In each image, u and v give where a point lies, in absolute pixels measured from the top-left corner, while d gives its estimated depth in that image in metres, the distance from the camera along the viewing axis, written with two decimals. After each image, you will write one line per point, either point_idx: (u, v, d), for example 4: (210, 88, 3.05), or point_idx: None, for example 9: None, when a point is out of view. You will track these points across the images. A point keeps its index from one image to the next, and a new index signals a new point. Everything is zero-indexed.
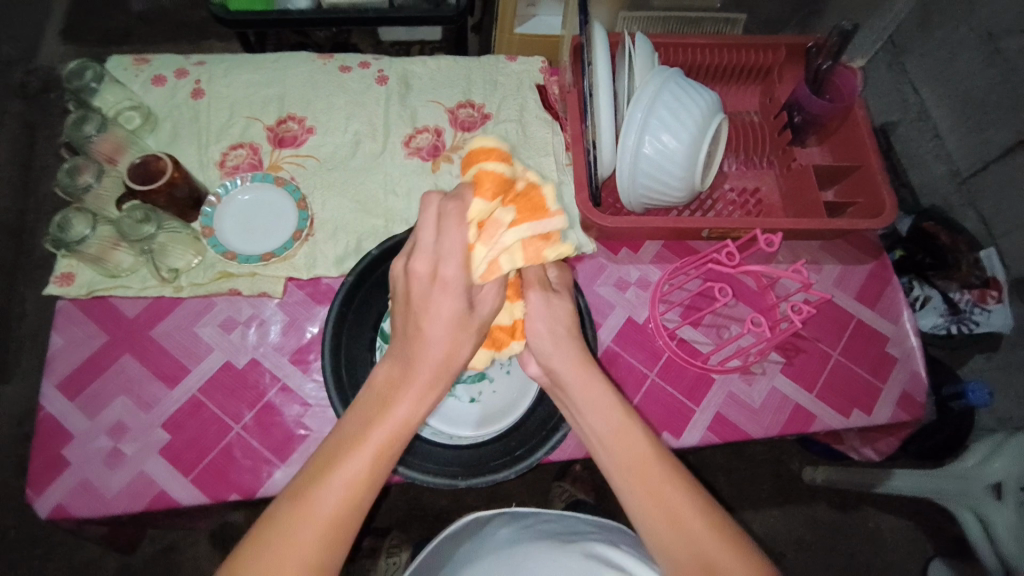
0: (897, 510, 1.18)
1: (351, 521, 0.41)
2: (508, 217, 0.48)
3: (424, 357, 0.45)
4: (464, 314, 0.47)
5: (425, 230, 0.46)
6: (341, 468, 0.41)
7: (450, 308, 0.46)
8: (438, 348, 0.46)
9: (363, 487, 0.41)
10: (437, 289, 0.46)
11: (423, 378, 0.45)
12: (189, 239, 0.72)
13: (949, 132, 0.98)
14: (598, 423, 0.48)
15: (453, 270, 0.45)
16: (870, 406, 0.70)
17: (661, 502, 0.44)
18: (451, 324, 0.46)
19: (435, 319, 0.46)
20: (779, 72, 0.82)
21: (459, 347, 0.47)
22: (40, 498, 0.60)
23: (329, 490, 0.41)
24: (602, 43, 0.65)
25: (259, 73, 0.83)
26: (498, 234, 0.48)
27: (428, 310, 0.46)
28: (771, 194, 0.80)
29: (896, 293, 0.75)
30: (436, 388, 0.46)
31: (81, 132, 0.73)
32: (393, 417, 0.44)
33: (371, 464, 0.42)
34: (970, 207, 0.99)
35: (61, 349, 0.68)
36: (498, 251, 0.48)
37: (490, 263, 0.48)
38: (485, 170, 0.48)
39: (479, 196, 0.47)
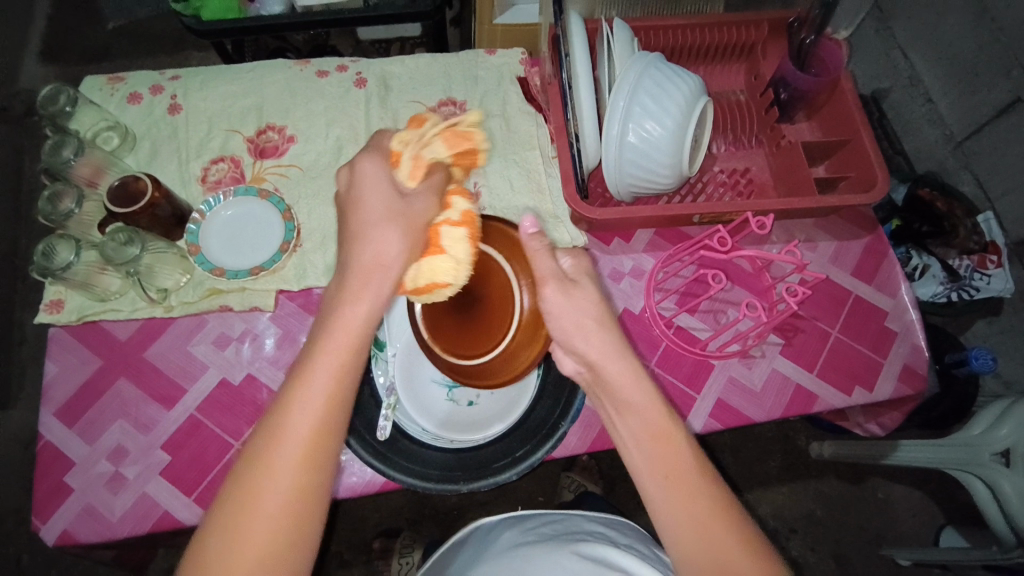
0: (907, 480, 1.18)
1: (327, 436, 0.40)
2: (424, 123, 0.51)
3: (360, 260, 0.44)
4: (393, 203, 0.45)
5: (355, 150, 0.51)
6: (306, 389, 0.40)
7: (376, 200, 0.45)
8: (373, 252, 0.44)
9: (331, 402, 0.40)
10: (359, 186, 0.46)
11: (366, 279, 0.44)
12: (176, 258, 0.71)
13: (941, 96, 0.96)
14: (636, 424, 0.46)
15: (371, 167, 0.46)
16: (872, 382, 0.69)
17: (697, 515, 0.43)
18: (383, 219, 0.45)
19: (364, 214, 0.45)
20: (763, 49, 0.80)
21: (394, 242, 0.44)
22: (46, 525, 0.60)
23: (296, 412, 0.39)
24: (578, 32, 0.63)
25: (236, 83, 0.82)
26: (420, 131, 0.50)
27: (357, 214, 0.46)
28: (762, 174, 0.79)
29: (893, 266, 0.75)
30: (380, 293, 0.44)
31: (59, 157, 0.71)
32: (342, 325, 0.42)
33: (332, 378, 0.40)
34: (965, 170, 0.98)
35: (56, 376, 0.67)
36: (419, 144, 0.49)
37: (416, 158, 0.48)
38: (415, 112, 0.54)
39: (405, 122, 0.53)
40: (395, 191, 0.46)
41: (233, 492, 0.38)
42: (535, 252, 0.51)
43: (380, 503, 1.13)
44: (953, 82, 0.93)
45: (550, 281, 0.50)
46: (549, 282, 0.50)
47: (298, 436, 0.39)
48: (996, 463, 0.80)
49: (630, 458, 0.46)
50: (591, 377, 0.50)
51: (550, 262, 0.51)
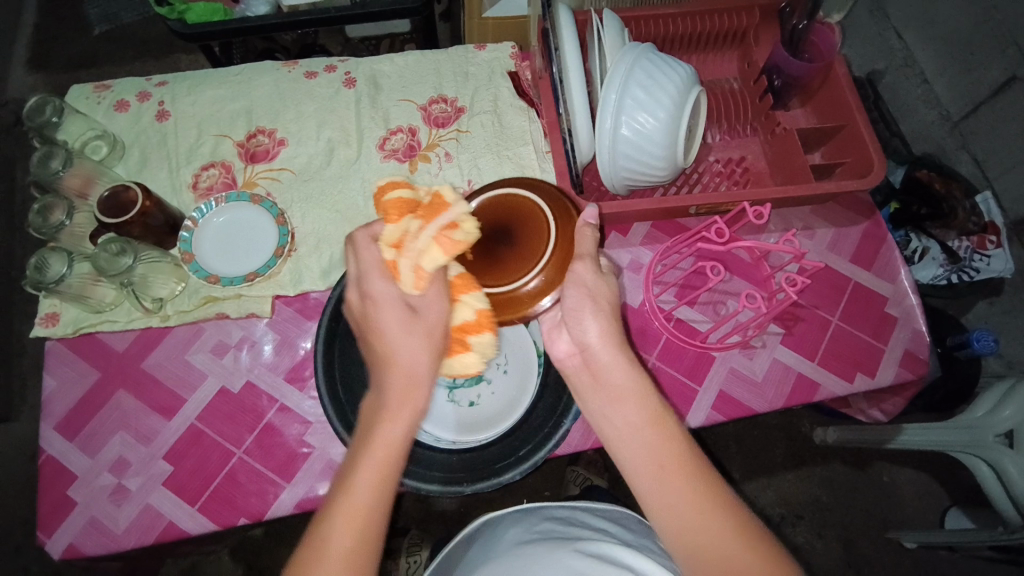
0: (912, 463, 1.18)
1: (367, 546, 0.41)
2: (416, 225, 0.51)
3: (393, 377, 0.46)
4: (410, 319, 0.48)
5: (350, 263, 0.51)
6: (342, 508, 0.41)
7: (392, 318, 0.48)
8: (403, 367, 0.46)
9: (366, 523, 0.41)
10: (372, 307, 0.49)
11: (400, 397, 0.45)
12: (171, 267, 0.70)
13: (936, 76, 0.95)
14: (627, 414, 0.46)
15: (380, 287, 0.49)
16: (874, 368, 0.69)
17: (695, 506, 0.42)
18: (405, 331, 0.47)
19: (386, 330, 0.48)
20: (755, 35, 0.79)
21: (421, 356, 0.47)
22: (51, 540, 0.60)
23: (339, 524, 0.40)
24: (567, 26, 0.62)
25: (224, 87, 0.81)
26: (410, 241, 0.50)
27: (379, 330, 0.48)
28: (757, 162, 0.78)
29: (892, 251, 0.74)
30: (415, 403, 0.45)
31: (48, 170, 0.70)
32: (382, 435, 0.44)
33: (372, 490, 0.42)
34: (963, 150, 0.97)
35: (54, 390, 0.67)
36: (415, 256, 0.49)
37: (415, 269, 0.49)
38: (381, 203, 0.53)
39: (388, 223, 0.51)
40: (409, 309, 0.49)
41: None
42: (583, 230, 0.54)
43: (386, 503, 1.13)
44: (948, 62, 0.92)
45: (585, 257, 0.53)
46: (583, 259, 0.52)
47: (337, 558, 0.39)
48: (1000, 444, 0.79)
49: (620, 452, 0.46)
50: (585, 370, 0.51)
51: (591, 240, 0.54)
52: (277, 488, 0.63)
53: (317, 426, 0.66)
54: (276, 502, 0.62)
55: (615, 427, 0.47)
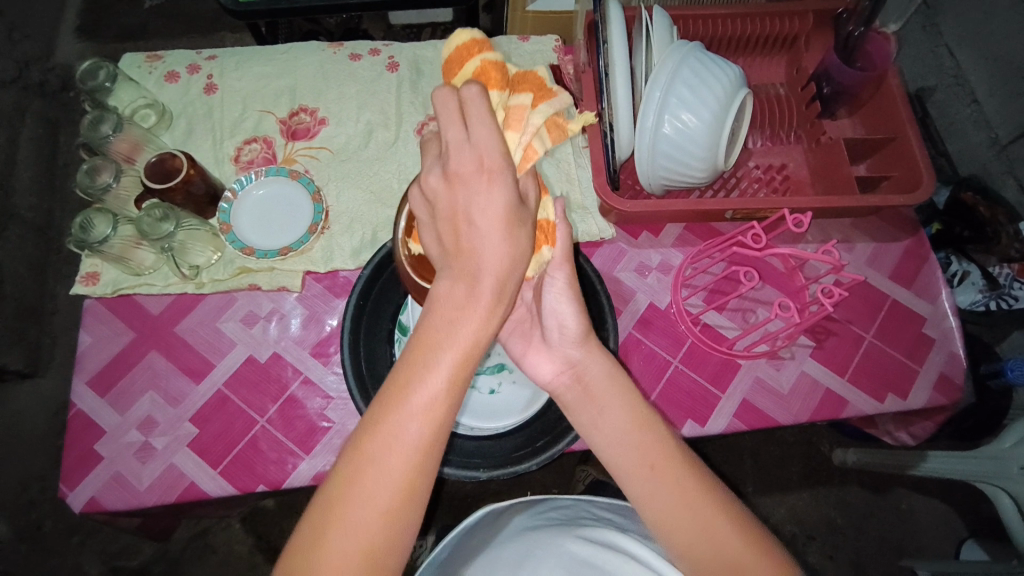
0: (931, 492, 1.15)
1: (434, 448, 0.36)
2: (526, 101, 0.44)
3: (487, 265, 0.37)
4: (519, 206, 0.38)
5: (449, 121, 0.37)
6: (412, 400, 0.36)
7: (503, 203, 0.37)
8: (499, 255, 0.37)
9: (441, 419, 0.36)
10: (478, 187, 0.37)
11: (493, 290, 0.37)
12: (208, 236, 0.72)
13: (987, 97, 0.92)
14: (617, 418, 0.47)
15: (498, 160, 0.37)
16: (906, 390, 0.67)
17: (687, 504, 0.44)
18: (506, 222, 0.37)
19: (485, 216, 0.37)
20: (807, 40, 0.78)
21: (521, 251, 0.38)
22: (73, 493, 0.62)
23: (404, 421, 0.36)
24: (616, 19, 0.61)
25: (271, 64, 0.82)
26: (525, 118, 0.43)
27: (477, 205, 0.37)
28: (799, 170, 0.77)
29: (934, 271, 0.72)
30: (505, 301, 0.38)
31: (99, 133, 0.73)
32: (461, 332, 0.36)
33: (447, 389, 0.36)
34: (1009, 174, 0.93)
35: (90, 347, 0.69)
36: (529, 136, 0.42)
37: (525, 151, 0.42)
38: (483, 61, 0.43)
39: (492, 83, 0.42)
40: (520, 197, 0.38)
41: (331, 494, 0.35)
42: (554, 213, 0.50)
43: None
44: (1003, 82, 0.89)
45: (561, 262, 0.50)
46: (560, 268, 0.50)
47: (405, 451, 0.35)
48: None
49: (610, 454, 0.47)
50: (575, 375, 0.50)
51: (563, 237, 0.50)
52: (296, 459, 0.64)
53: (339, 402, 0.67)
54: (295, 472, 0.63)
55: (605, 433, 0.47)
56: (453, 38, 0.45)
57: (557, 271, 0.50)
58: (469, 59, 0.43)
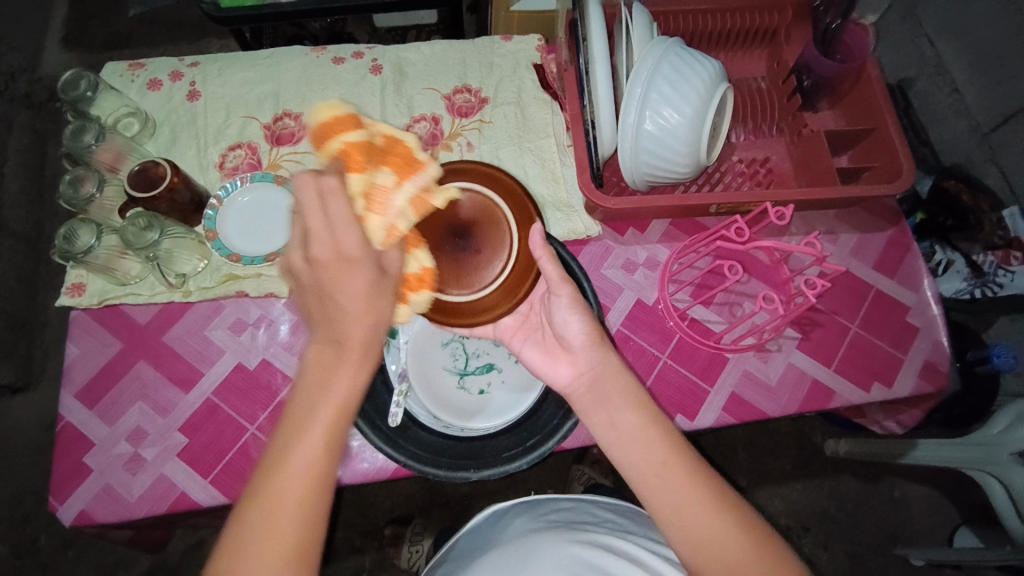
0: (923, 478, 1.16)
1: (321, 503, 0.40)
2: (389, 180, 0.53)
3: (349, 333, 0.42)
4: (378, 279, 0.44)
5: (310, 213, 0.43)
6: (292, 464, 0.40)
7: (362, 278, 0.43)
8: (362, 322, 0.42)
9: (322, 472, 0.40)
10: (342, 266, 0.43)
11: (359, 353, 0.42)
12: (194, 244, 0.72)
13: (968, 86, 0.93)
14: (631, 417, 0.48)
15: (356, 243, 0.43)
16: (892, 379, 0.68)
17: (681, 495, 0.45)
18: (365, 293, 0.43)
19: (349, 289, 0.42)
20: (787, 33, 0.78)
21: (382, 317, 0.44)
22: (64, 506, 0.62)
23: (289, 483, 0.39)
24: (595, 16, 0.62)
25: (253, 70, 0.82)
26: (387, 200, 0.51)
27: (336, 284, 0.42)
28: (782, 163, 0.77)
29: (917, 260, 0.73)
30: (371, 361, 0.43)
31: (81, 143, 0.73)
32: (331, 394, 0.41)
33: (322, 448, 0.40)
34: (992, 162, 0.94)
35: (78, 358, 0.69)
36: (391, 216, 0.51)
37: (389, 230, 0.50)
38: (344, 145, 0.52)
39: (352, 167, 0.51)
40: (380, 271, 0.44)
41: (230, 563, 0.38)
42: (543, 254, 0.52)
43: (392, 489, 1.13)
44: (981, 70, 0.90)
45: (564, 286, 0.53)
46: (563, 288, 0.53)
47: (292, 510, 0.39)
48: (1014, 462, 0.78)
49: (616, 454, 0.48)
50: (589, 383, 0.51)
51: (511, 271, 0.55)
52: None
53: None
54: None
55: (619, 432, 0.48)
56: (320, 115, 0.53)
57: (560, 290, 0.53)
58: (332, 139, 0.52)
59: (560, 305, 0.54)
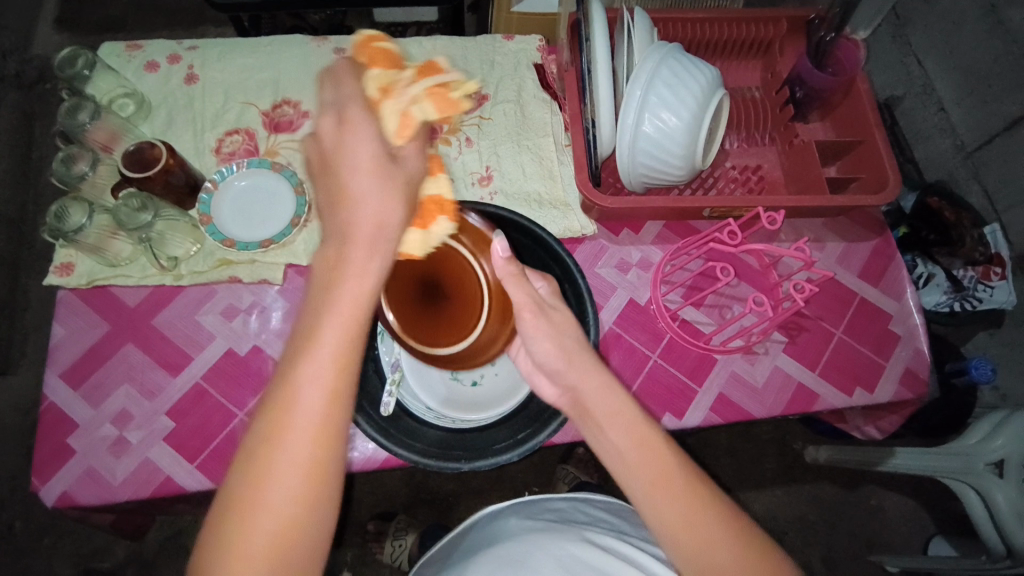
0: (899, 487, 1.19)
1: (341, 400, 0.37)
2: (408, 76, 0.53)
3: (358, 223, 0.40)
4: (386, 160, 0.41)
5: (322, 91, 0.43)
6: (307, 356, 0.37)
7: (371, 156, 0.41)
8: (371, 212, 0.40)
9: (341, 366, 0.37)
10: (349, 138, 0.41)
11: (369, 245, 0.39)
12: (187, 227, 0.72)
13: (954, 105, 0.96)
14: (616, 435, 0.46)
15: (359, 114, 0.41)
16: (874, 384, 0.70)
17: (684, 517, 0.44)
18: (375, 175, 0.40)
19: (357, 167, 0.40)
20: (780, 46, 0.80)
21: (395, 200, 0.41)
22: (45, 487, 0.61)
23: (305, 375, 0.36)
24: (599, 18, 0.63)
25: (253, 56, 0.82)
26: (403, 89, 0.50)
27: (344, 162, 0.41)
28: (773, 171, 0.79)
29: (900, 270, 0.75)
30: (386, 250, 0.40)
31: (75, 121, 0.72)
32: (349, 283, 0.39)
33: (338, 340, 0.37)
34: (974, 180, 0.97)
35: (63, 339, 0.68)
36: (408, 103, 0.49)
37: (404, 118, 0.47)
38: (376, 49, 0.55)
39: (375, 66, 0.52)
40: (386, 151, 0.42)
41: (249, 452, 0.36)
42: (509, 277, 0.52)
43: (378, 484, 1.13)
44: (966, 92, 0.93)
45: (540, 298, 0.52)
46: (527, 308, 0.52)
47: (308, 405, 0.36)
48: (989, 473, 0.80)
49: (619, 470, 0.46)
50: (571, 402, 0.51)
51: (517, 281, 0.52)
52: None
53: None
54: None
55: (606, 449, 0.47)
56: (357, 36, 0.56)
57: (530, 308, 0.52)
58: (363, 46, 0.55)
59: (526, 332, 0.52)
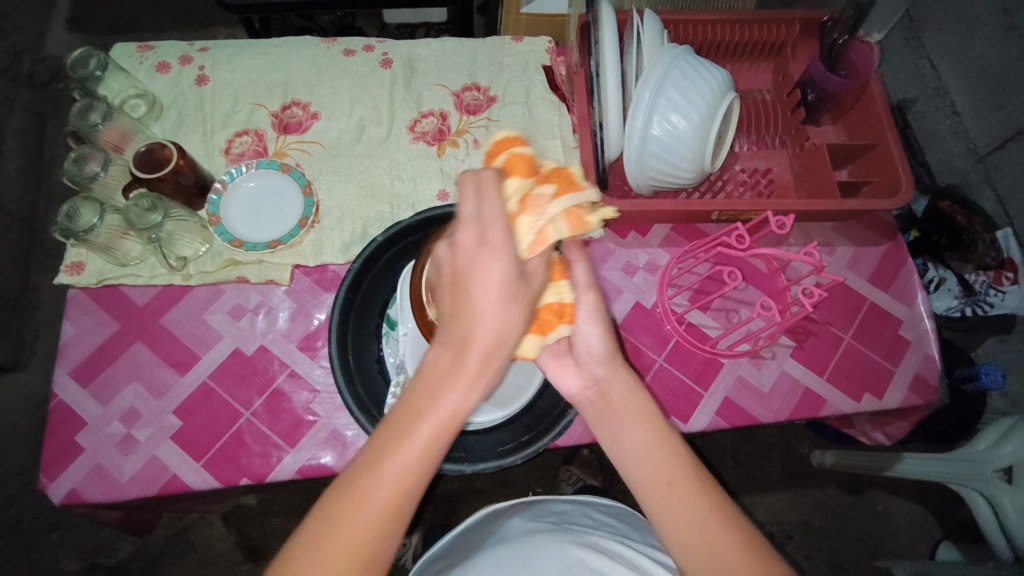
0: (906, 493, 1.18)
1: (404, 511, 0.37)
2: (549, 190, 0.43)
3: (476, 343, 0.37)
4: (517, 284, 0.38)
5: (464, 199, 0.39)
6: (387, 467, 0.37)
7: (501, 278, 0.38)
8: (490, 332, 0.38)
9: (412, 484, 0.37)
10: (482, 257, 0.38)
11: (477, 366, 0.37)
12: (196, 228, 0.72)
13: (967, 109, 0.95)
14: (637, 435, 0.46)
15: (500, 236, 0.38)
16: (882, 390, 0.69)
17: (701, 524, 0.43)
18: (499, 298, 0.38)
19: (483, 287, 0.37)
20: (793, 48, 0.80)
21: (512, 327, 0.38)
22: (54, 484, 0.61)
23: (379, 483, 0.37)
24: (608, 20, 0.63)
25: (263, 58, 0.82)
26: (542, 205, 0.42)
27: (475, 274, 0.38)
28: (783, 174, 0.79)
29: (911, 275, 0.74)
30: (489, 377, 0.38)
31: (87, 122, 0.72)
32: (444, 406, 0.37)
33: (419, 460, 0.37)
34: (986, 184, 0.96)
35: (73, 337, 0.68)
36: (544, 221, 0.41)
37: (538, 235, 0.41)
38: (513, 153, 0.45)
39: (512, 175, 0.43)
40: (518, 272, 0.39)
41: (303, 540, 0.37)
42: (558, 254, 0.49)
43: None
44: (980, 95, 0.92)
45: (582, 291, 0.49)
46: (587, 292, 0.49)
47: (373, 511, 0.37)
48: (998, 479, 0.79)
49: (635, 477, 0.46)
50: (595, 396, 0.50)
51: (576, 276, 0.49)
52: (280, 452, 0.64)
53: (325, 396, 0.67)
54: (279, 466, 0.63)
55: (625, 448, 0.47)
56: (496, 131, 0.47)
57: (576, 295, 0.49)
58: (499, 153, 0.45)
59: None
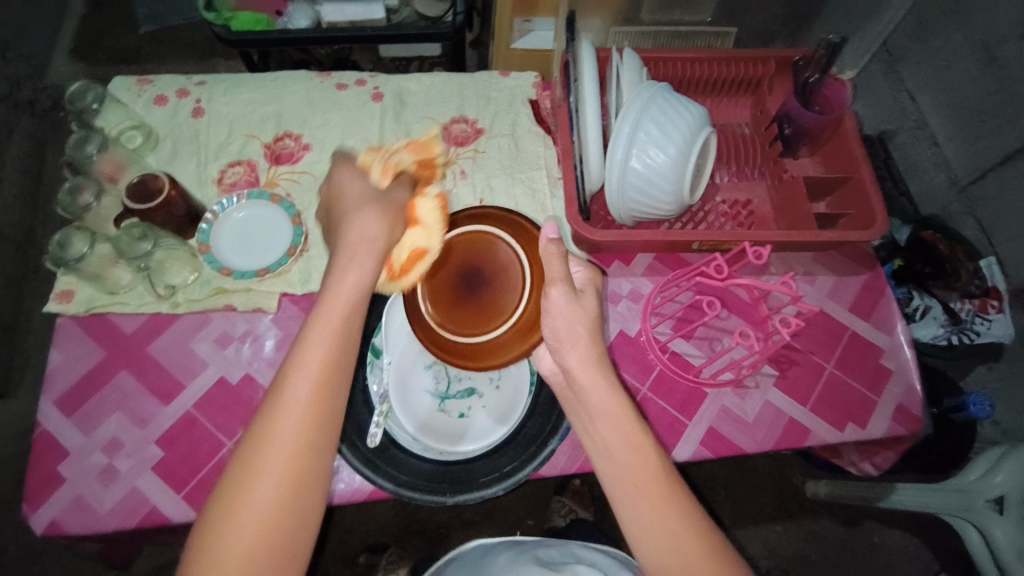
0: (902, 525, 1.16)
1: (334, 378, 0.44)
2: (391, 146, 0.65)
3: (352, 244, 0.51)
4: (372, 197, 0.55)
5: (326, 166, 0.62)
6: (310, 344, 0.45)
7: (353, 189, 0.56)
8: (361, 227, 0.52)
9: (335, 352, 0.45)
10: (340, 181, 0.57)
11: (354, 255, 0.50)
12: (187, 257, 0.72)
13: (947, 140, 0.98)
14: (608, 431, 0.47)
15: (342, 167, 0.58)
16: (866, 420, 0.69)
17: (666, 529, 0.43)
18: (358, 205, 0.54)
19: (347, 202, 0.55)
20: (770, 84, 0.82)
21: (374, 219, 0.53)
22: (35, 514, 0.61)
23: (306, 357, 0.44)
24: (588, 60, 0.65)
25: (258, 91, 0.85)
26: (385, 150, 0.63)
27: (341, 201, 0.55)
28: (763, 206, 0.80)
29: (891, 305, 0.75)
30: (372, 262, 0.50)
31: (83, 153, 0.75)
32: (344, 284, 0.48)
33: (334, 333, 0.45)
34: (969, 215, 0.98)
35: (59, 365, 0.69)
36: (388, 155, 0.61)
37: (386, 167, 0.59)
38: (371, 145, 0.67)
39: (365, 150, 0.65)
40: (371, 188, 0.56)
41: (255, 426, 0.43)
42: (551, 254, 0.54)
43: (369, 514, 1.12)
44: (959, 127, 0.95)
45: (559, 282, 0.53)
46: (558, 284, 0.53)
47: (307, 382, 0.43)
48: (989, 509, 0.79)
49: (613, 486, 0.46)
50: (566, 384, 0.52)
51: (562, 264, 0.53)
52: None
53: None
54: None
55: (596, 441, 0.48)
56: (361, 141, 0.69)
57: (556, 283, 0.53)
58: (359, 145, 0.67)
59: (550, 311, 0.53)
